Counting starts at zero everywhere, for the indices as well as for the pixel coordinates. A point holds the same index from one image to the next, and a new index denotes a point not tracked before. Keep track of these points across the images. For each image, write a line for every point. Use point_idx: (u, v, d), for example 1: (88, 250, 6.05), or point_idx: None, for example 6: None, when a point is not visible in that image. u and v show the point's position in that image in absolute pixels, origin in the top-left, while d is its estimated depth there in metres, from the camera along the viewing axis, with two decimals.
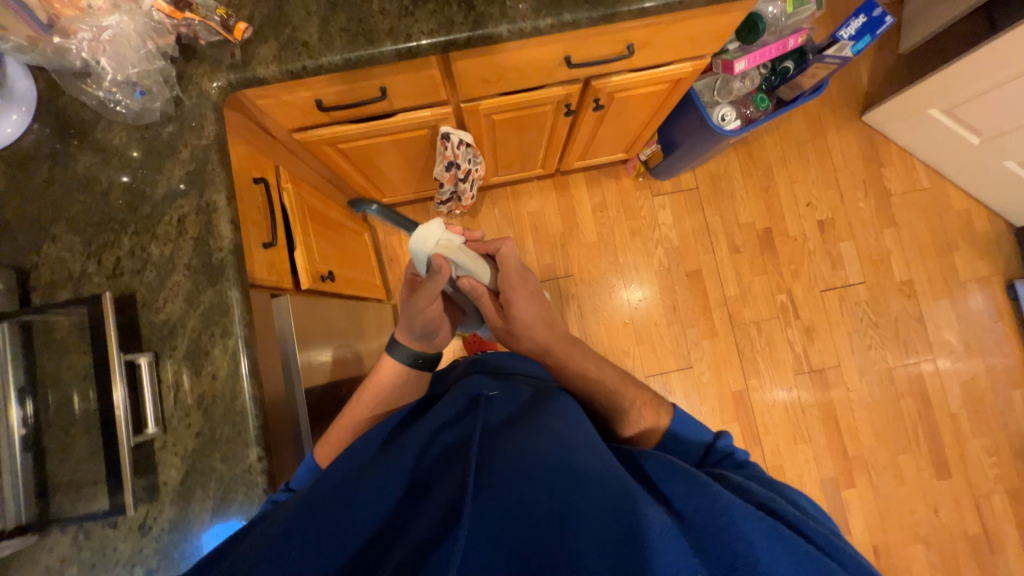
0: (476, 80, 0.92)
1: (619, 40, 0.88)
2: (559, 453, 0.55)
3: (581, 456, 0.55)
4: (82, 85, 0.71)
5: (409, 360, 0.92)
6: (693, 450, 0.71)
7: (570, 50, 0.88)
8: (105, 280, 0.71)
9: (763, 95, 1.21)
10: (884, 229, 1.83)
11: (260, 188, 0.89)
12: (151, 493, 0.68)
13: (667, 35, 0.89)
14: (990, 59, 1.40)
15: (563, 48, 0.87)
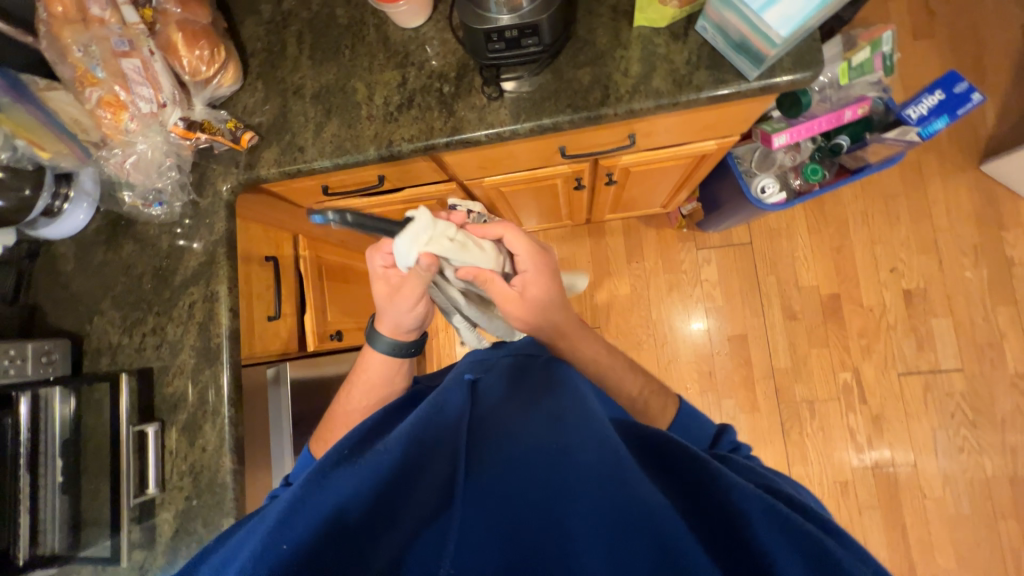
0: (473, 165, 0.91)
1: (619, 132, 0.82)
2: (557, 431, 0.48)
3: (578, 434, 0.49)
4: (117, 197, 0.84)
5: (391, 349, 0.78)
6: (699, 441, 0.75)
7: (564, 142, 0.84)
8: (132, 352, 0.84)
9: (816, 166, 1.02)
10: (996, 306, 1.49)
11: (272, 264, 0.98)
12: (148, 543, 0.79)
13: (672, 125, 0.81)
14: None
15: (557, 141, 0.83)
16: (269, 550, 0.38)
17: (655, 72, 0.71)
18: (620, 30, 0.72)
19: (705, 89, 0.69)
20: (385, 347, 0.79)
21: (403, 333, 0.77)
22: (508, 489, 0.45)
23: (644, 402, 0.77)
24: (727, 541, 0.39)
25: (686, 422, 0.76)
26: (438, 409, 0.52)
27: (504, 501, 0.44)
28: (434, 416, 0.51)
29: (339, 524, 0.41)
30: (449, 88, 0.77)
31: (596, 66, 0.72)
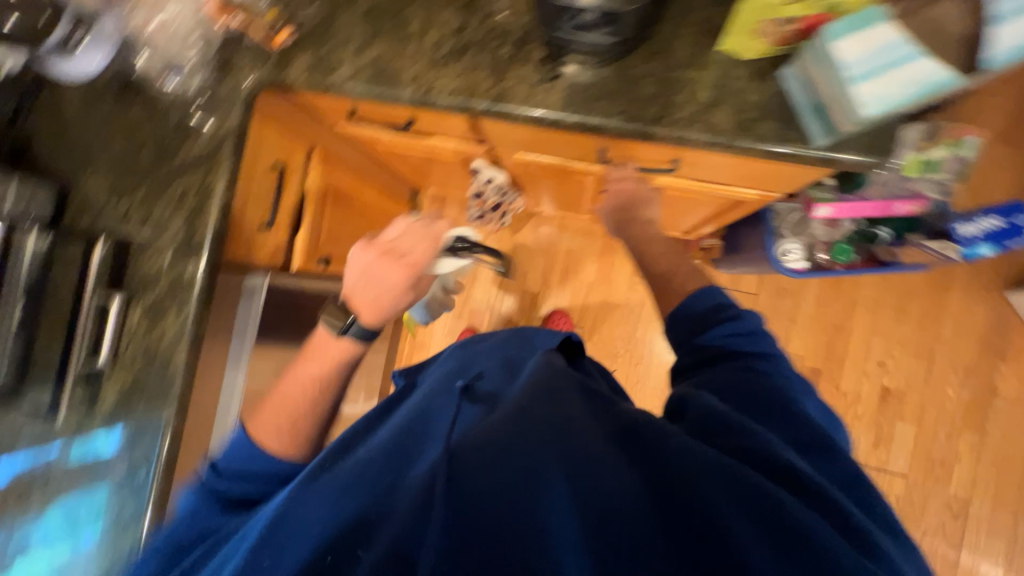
0: (508, 138, 0.87)
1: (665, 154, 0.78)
2: (525, 424, 0.53)
3: (546, 424, 0.53)
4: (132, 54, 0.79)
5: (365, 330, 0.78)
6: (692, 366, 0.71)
7: (607, 145, 0.79)
8: (115, 220, 0.82)
9: (847, 247, 0.98)
10: (963, 429, 1.50)
11: (278, 172, 0.94)
12: (88, 406, 0.81)
13: (718, 162, 0.77)
14: None
15: (599, 142, 0.79)
16: (260, 561, 0.47)
17: (720, 107, 0.65)
18: (702, 49, 0.66)
19: (765, 142, 0.64)
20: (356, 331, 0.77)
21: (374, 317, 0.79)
22: (486, 470, 0.48)
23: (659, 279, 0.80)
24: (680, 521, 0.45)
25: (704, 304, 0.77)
26: (419, 421, 0.64)
27: (484, 483, 0.47)
28: (415, 428, 0.63)
29: (330, 532, 0.48)
30: (505, 51, 0.71)
31: (663, 80, 0.67)
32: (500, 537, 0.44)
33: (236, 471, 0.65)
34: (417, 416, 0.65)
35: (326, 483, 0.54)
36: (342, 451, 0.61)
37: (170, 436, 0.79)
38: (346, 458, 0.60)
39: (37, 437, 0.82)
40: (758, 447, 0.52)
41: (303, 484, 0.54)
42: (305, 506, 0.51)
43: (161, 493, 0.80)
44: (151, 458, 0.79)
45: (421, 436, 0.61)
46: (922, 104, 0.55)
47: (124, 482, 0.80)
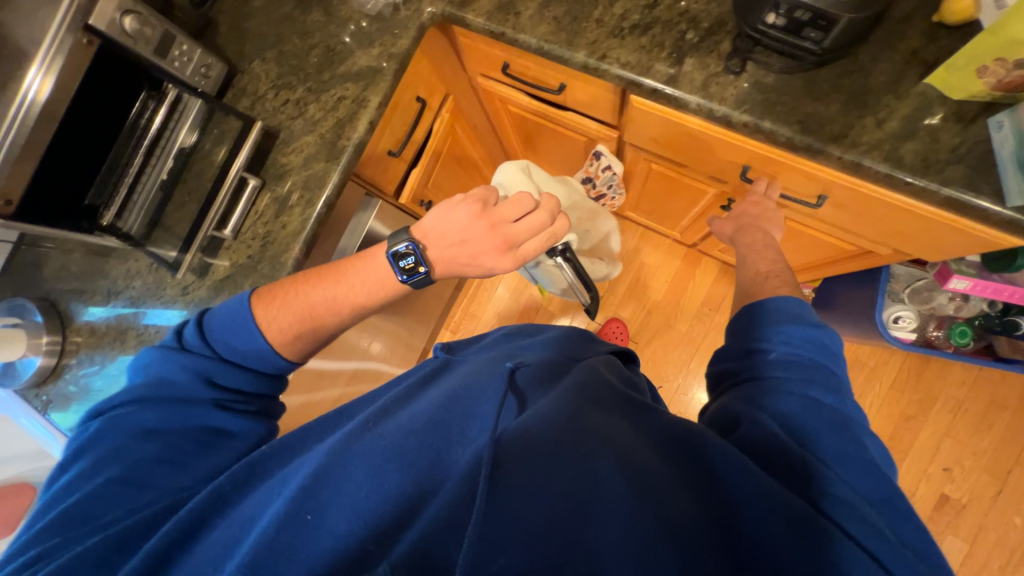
0: (648, 132, 0.87)
1: (817, 187, 0.76)
2: (580, 436, 0.45)
3: (600, 441, 0.45)
4: None
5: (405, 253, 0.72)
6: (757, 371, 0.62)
7: (752, 162, 0.79)
8: (270, 110, 0.86)
9: (968, 329, 0.93)
10: (1021, 566, 1.36)
11: (418, 106, 0.97)
12: (201, 271, 0.86)
13: (873, 205, 0.72)
14: None
15: (748, 158, 0.78)
16: (300, 515, 0.42)
17: (909, 141, 0.62)
18: (903, 80, 0.63)
19: (949, 187, 0.60)
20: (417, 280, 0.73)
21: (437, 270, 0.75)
22: (539, 483, 0.42)
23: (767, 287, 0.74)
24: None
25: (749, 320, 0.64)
26: (461, 395, 0.53)
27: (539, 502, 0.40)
28: (456, 401, 0.52)
29: (368, 516, 0.42)
30: (692, 36, 0.70)
31: (852, 100, 0.64)
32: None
33: (233, 362, 0.66)
34: (460, 391, 0.54)
35: (362, 446, 0.47)
36: (381, 414, 0.52)
37: None
38: (385, 420, 0.51)
39: (149, 288, 0.88)
40: (831, 482, 0.42)
41: (339, 448, 0.47)
42: (342, 471, 0.45)
43: None
44: None
45: (465, 413, 0.51)
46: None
47: None
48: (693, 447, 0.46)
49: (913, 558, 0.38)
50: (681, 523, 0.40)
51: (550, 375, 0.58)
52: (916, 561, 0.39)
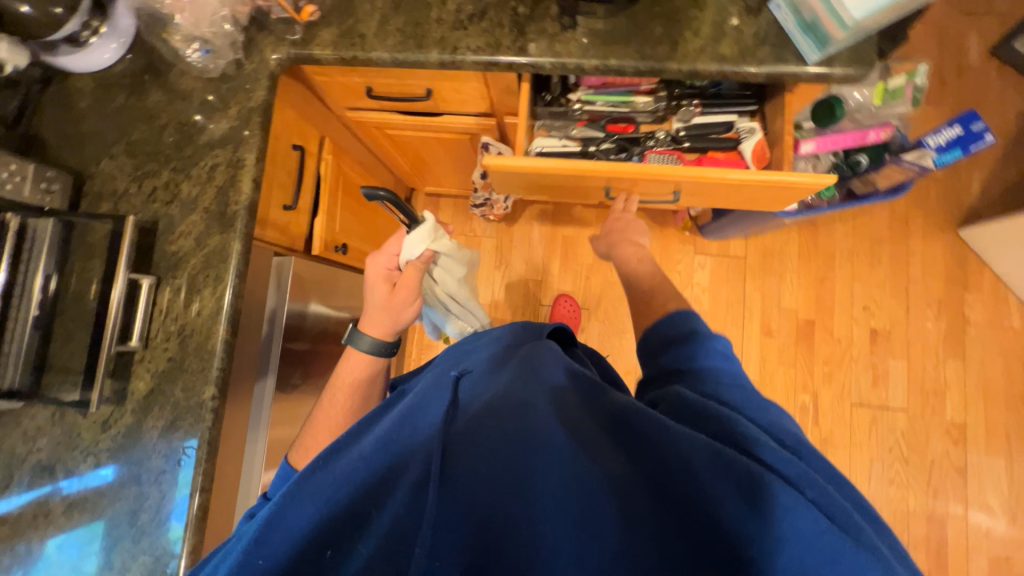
0: (513, 180, 0.96)
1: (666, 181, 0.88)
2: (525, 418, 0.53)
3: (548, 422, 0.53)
4: (161, 34, 0.82)
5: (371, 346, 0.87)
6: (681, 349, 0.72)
7: (611, 177, 0.88)
8: (138, 204, 0.80)
9: (831, 183, 1.08)
10: (947, 359, 1.62)
11: (297, 154, 0.96)
12: (119, 397, 0.76)
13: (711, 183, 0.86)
14: None
15: (605, 175, 0.88)
16: (254, 560, 0.46)
17: (723, 39, 0.74)
18: None
19: (765, 64, 0.73)
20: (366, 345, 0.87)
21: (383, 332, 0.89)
22: (478, 470, 0.48)
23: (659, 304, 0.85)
24: (690, 510, 0.45)
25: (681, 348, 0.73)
26: (413, 419, 0.58)
27: (475, 485, 0.47)
28: (410, 425, 0.57)
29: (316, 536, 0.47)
30: (524, 9, 0.78)
31: (669, 21, 0.75)
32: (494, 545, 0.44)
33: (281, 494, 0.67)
34: (413, 409, 0.59)
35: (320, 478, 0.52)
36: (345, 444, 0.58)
37: (213, 417, 0.75)
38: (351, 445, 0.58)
39: (60, 442, 0.76)
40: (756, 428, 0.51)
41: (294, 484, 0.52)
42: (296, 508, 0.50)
43: (204, 480, 0.75)
44: (193, 445, 0.75)
45: (417, 425, 0.57)
46: (908, 9, 0.62)
47: (164, 474, 0.75)
48: (631, 416, 0.54)
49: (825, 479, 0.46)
50: (616, 481, 0.48)
51: (495, 371, 0.65)
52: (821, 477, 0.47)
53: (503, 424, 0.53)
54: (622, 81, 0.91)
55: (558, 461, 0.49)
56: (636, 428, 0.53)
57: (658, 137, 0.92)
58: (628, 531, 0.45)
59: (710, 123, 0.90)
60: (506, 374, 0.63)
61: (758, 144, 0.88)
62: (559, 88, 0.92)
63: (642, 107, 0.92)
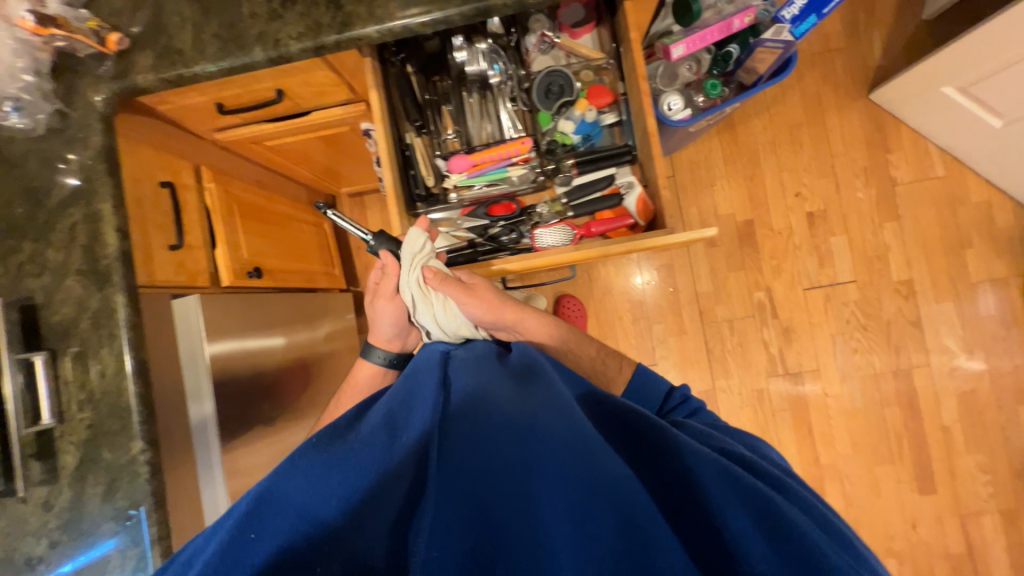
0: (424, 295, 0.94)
1: (554, 262, 0.84)
2: (523, 407, 0.56)
3: (545, 413, 0.54)
4: None
5: (382, 360, 0.85)
6: (652, 396, 0.74)
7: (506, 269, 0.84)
8: (8, 283, 0.77)
9: (715, 81, 1.06)
10: (884, 223, 1.65)
11: (168, 190, 0.92)
12: (51, 476, 0.76)
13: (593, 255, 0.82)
14: (996, 38, 1.22)
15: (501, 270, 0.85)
16: (243, 537, 0.45)
17: None
18: None
19: None
20: (380, 358, 0.86)
21: (396, 344, 0.87)
22: (482, 474, 0.52)
23: (602, 363, 0.78)
24: (679, 502, 0.50)
25: (640, 386, 0.75)
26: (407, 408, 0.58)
27: (477, 486, 0.51)
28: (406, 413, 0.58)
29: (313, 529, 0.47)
30: None
31: None
32: (498, 531, 0.49)
33: None
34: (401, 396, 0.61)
35: (318, 455, 0.51)
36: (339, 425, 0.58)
37: (150, 469, 0.76)
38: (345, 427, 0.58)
39: (8, 533, 0.76)
40: (737, 451, 0.56)
41: (291, 458, 0.50)
42: (299, 477, 0.49)
43: (160, 530, 0.77)
44: (137, 501, 0.76)
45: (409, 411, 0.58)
46: None
47: (119, 534, 0.76)
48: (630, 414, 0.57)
49: (815, 521, 0.49)
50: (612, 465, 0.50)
51: (483, 357, 0.67)
52: (804, 508, 0.50)
53: (506, 428, 0.54)
54: (494, 157, 0.85)
55: (554, 459, 0.51)
56: (632, 429, 0.56)
57: (541, 212, 0.88)
58: (610, 530, 0.48)
59: (588, 183, 0.87)
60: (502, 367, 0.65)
61: (640, 199, 0.84)
62: (433, 182, 0.88)
63: (519, 180, 0.88)
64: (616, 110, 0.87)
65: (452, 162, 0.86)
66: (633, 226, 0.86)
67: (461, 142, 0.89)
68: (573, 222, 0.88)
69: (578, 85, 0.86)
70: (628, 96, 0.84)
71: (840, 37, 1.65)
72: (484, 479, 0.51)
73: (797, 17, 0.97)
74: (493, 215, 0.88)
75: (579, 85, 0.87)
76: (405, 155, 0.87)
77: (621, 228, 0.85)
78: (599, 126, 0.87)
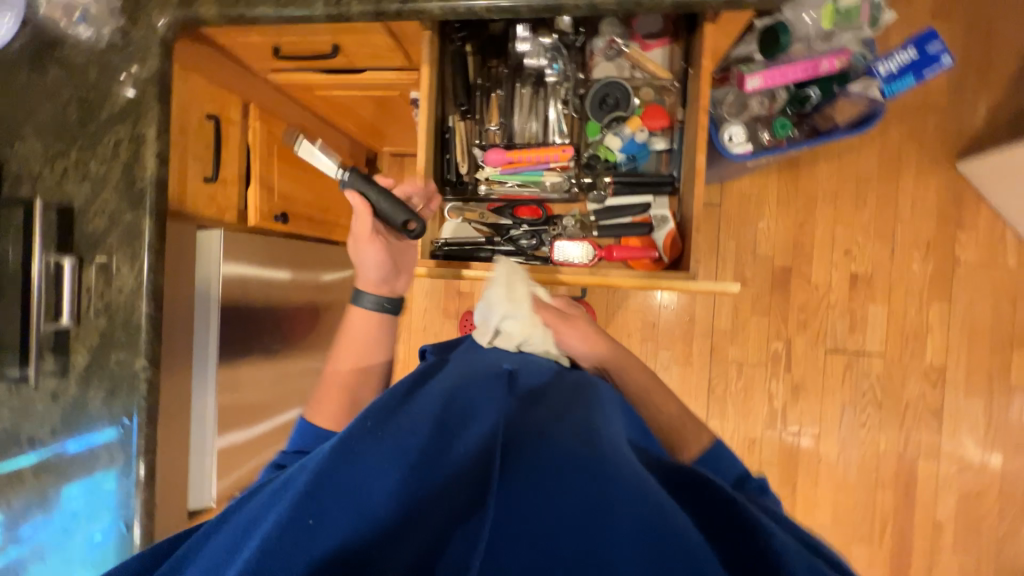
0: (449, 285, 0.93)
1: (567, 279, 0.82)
2: (591, 445, 0.47)
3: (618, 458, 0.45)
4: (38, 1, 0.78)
5: (373, 305, 0.77)
6: (729, 471, 0.62)
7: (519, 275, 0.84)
8: (52, 185, 0.81)
9: (785, 121, 0.97)
10: (932, 302, 1.54)
11: (213, 123, 0.94)
12: (62, 370, 0.82)
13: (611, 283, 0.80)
14: None
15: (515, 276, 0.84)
16: (299, 521, 0.40)
17: None
18: None
19: None
20: (372, 305, 0.77)
21: (386, 288, 0.78)
22: (538, 514, 0.43)
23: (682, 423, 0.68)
24: None
25: (715, 459, 0.63)
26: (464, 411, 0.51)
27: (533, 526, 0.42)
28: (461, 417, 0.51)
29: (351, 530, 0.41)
30: None
31: None
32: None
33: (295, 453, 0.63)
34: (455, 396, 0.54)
35: (374, 443, 0.46)
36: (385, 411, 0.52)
37: (148, 387, 0.81)
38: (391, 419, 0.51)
39: (18, 412, 0.83)
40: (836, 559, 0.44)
41: (341, 441, 0.46)
42: (346, 472, 0.44)
43: (147, 443, 0.82)
44: (132, 412, 0.81)
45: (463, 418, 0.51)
46: None
47: (112, 438, 0.82)
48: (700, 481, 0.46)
49: None
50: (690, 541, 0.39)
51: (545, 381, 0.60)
52: None
53: (569, 465, 0.45)
54: (531, 159, 0.83)
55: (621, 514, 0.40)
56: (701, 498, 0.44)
57: (563, 225, 0.86)
58: None
59: (620, 206, 0.84)
60: (567, 398, 0.58)
61: (670, 235, 0.81)
62: (466, 170, 0.86)
63: (551, 187, 0.85)
64: (668, 136, 0.83)
65: (489, 155, 0.84)
66: (656, 260, 0.82)
67: (502, 136, 0.86)
68: (596, 242, 0.85)
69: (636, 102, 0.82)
70: (684, 124, 0.80)
71: (941, 94, 1.51)
72: (541, 520, 0.42)
73: (892, 74, 0.93)
74: (517, 216, 0.87)
75: (636, 102, 0.82)
76: (443, 137, 0.85)
77: (642, 259, 0.82)
78: (647, 150, 0.83)
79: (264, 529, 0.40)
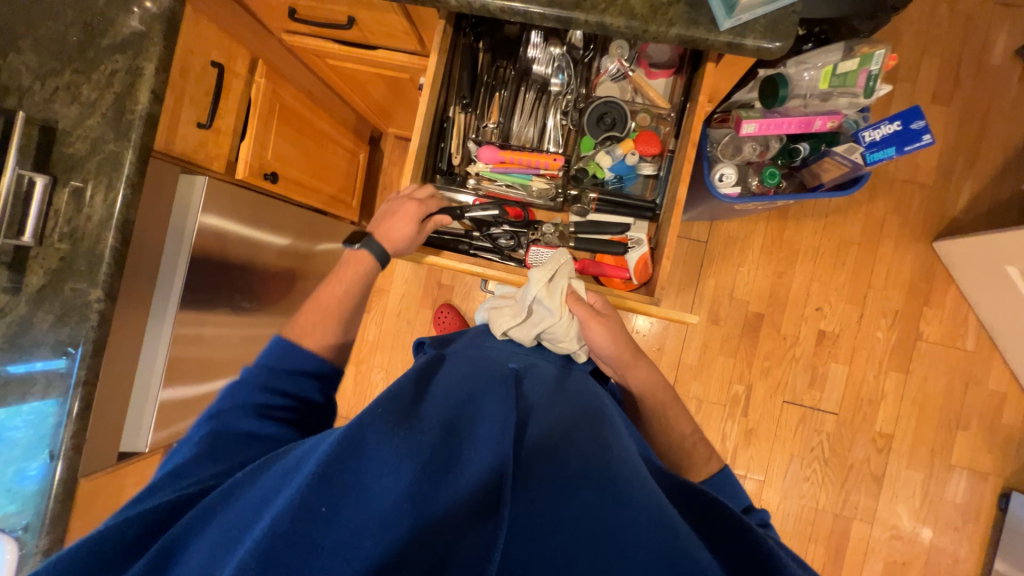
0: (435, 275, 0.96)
1: None
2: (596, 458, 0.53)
3: (622, 472, 0.51)
4: None
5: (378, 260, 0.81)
6: (732, 498, 0.73)
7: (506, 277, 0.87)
8: (40, 101, 0.80)
9: (775, 170, 1.01)
10: (890, 371, 1.59)
11: (217, 71, 0.94)
12: (14, 288, 0.80)
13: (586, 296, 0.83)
14: None
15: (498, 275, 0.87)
16: (313, 509, 0.43)
17: None
18: None
19: (676, 25, 0.67)
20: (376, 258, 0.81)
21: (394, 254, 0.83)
22: (552, 519, 0.49)
23: (691, 444, 0.79)
24: None
25: (721, 487, 0.73)
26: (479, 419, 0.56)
27: (548, 531, 0.48)
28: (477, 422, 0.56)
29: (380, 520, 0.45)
30: None
31: None
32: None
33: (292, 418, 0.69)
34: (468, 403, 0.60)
35: (387, 438, 0.49)
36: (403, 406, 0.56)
37: (99, 318, 0.79)
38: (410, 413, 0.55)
39: None
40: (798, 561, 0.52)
41: (362, 430, 0.49)
42: (368, 467, 0.47)
43: (88, 375, 0.80)
44: (77, 341, 0.79)
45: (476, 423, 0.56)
46: None
47: (52, 364, 0.80)
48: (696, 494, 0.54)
49: None
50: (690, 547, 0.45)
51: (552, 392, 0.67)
52: None
53: (578, 476, 0.52)
54: (521, 162, 0.84)
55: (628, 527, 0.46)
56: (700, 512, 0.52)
57: (544, 231, 0.87)
58: None
59: (603, 222, 0.85)
60: (570, 409, 0.64)
61: (642, 259, 0.83)
62: (458, 161, 0.87)
63: (538, 192, 0.87)
64: (657, 163, 0.85)
65: (482, 150, 0.85)
66: (627, 281, 0.86)
67: (499, 135, 0.88)
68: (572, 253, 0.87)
69: (631, 125, 0.84)
70: (674, 154, 0.83)
71: (930, 173, 1.57)
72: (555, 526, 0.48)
73: (877, 142, 0.93)
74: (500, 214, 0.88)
75: (633, 125, 0.85)
76: (442, 126, 0.86)
77: (615, 278, 0.85)
78: (635, 172, 0.85)
79: (290, 510, 0.43)
